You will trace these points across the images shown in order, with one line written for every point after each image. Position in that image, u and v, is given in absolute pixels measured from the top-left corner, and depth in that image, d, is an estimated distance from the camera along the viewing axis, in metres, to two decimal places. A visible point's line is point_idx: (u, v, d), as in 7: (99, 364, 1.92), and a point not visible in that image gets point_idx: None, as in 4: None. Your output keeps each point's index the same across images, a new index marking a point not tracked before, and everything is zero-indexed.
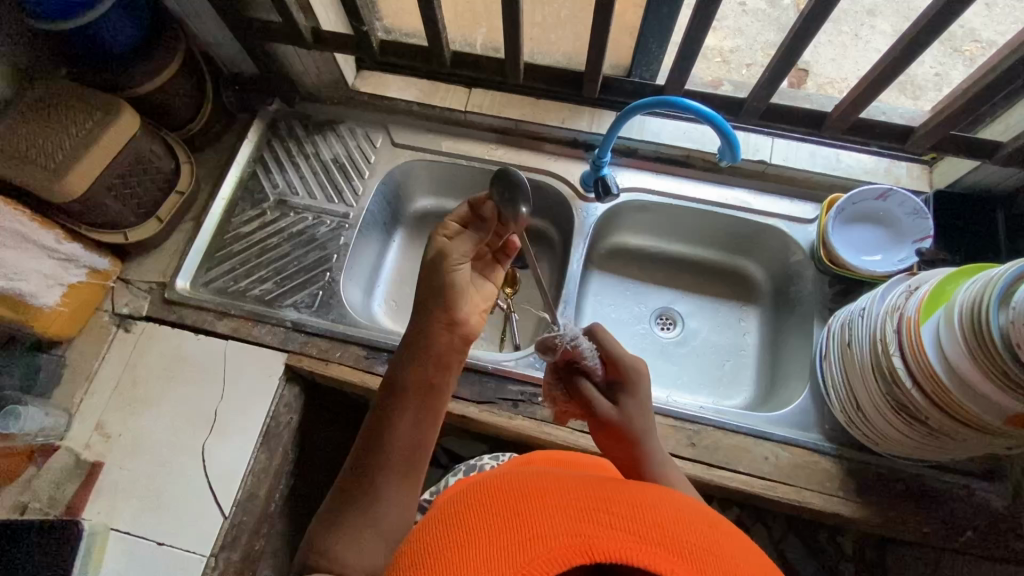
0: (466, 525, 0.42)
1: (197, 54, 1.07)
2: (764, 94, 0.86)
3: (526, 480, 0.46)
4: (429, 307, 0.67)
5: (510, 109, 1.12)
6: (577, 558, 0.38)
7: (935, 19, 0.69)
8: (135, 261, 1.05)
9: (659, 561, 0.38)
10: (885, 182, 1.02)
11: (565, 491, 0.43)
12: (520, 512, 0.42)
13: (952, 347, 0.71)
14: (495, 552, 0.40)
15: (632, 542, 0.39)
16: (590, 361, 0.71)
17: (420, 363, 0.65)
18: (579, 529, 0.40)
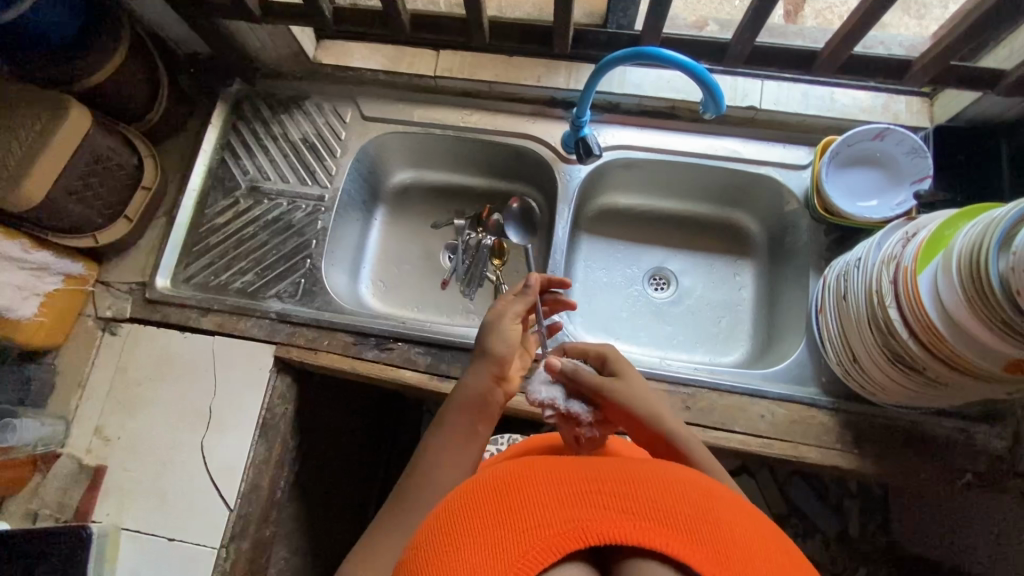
0: (462, 521, 0.43)
1: (144, 36, 1.00)
2: (751, 33, 0.77)
3: (515, 467, 0.47)
4: (484, 359, 0.75)
5: (482, 70, 1.06)
6: (572, 544, 0.40)
7: None
8: (113, 263, 1.03)
9: (651, 535, 0.40)
10: (883, 120, 0.96)
11: (555, 476, 0.44)
12: (511, 504, 0.42)
13: (950, 297, 0.68)
14: (491, 545, 0.40)
15: (625, 519, 0.41)
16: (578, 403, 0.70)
17: (461, 412, 0.72)
18: (569, 515, 0.41)
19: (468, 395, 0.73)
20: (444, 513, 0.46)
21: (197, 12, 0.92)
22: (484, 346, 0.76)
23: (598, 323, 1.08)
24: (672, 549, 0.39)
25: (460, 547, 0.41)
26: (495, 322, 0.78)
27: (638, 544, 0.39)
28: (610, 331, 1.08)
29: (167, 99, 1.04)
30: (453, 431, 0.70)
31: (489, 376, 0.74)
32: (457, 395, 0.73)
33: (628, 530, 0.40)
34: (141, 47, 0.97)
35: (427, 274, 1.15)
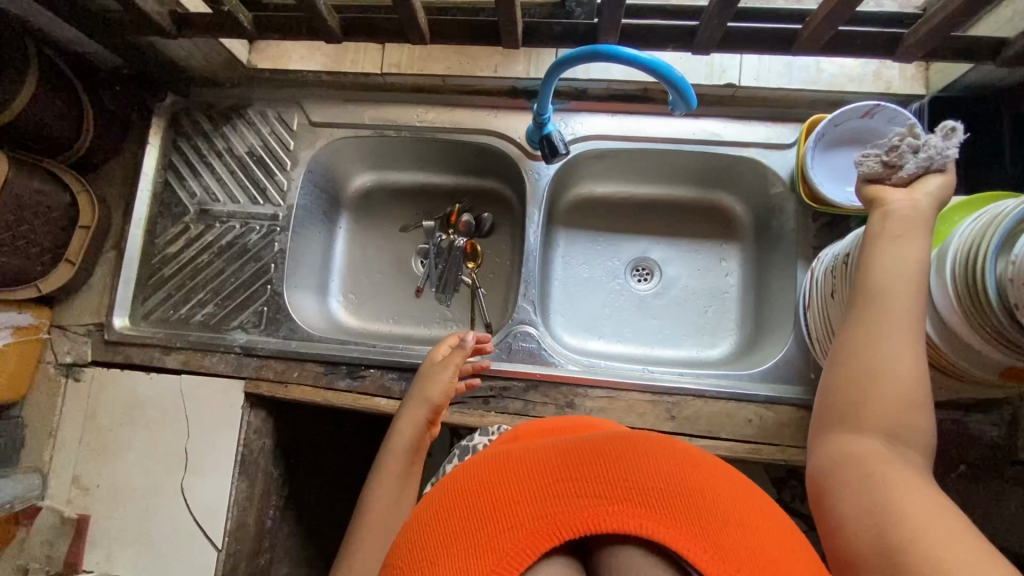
0: (431, 525, 0.40)
1: (55, 57, 0.90)
2: (723, 14, 0.67)
3: (487, 461, 0.43)
4: (413, 415, 0.78)
5: (433, 64, 0.96)
6: (546, 542, 0.37)
7: None
8: (66, 305, 0.99)
9: (626, 518, 0.37)
10: (874, 90, 0.87)
11: (524, 469, 0.40)
12: (480, 504, 0.39)
13: (944, 304, 0.64)
14: (460, 551, 0.37)
15: (600, 506, 0.37)
16: (932, 163, 0.57)
17: (394, 464, 0.75)
18: (540, 511, 0.37)
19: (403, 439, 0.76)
20: (414, 518, 0.42)
21: (104, 28, 0.82)
22: (415, 402, 0.79)
23: (580, 323, 1.04)
24: (648, 530, 0.36)
25: (426, 549, 0.38)
26: (428, 369, 0.82)
27: (616, 530, 0.36)
28: (594, 329, 1.03)
29: (95, 125, 0.96)
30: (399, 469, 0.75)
31: (423, 419, 0.78)
32: (389, 446, 0.76)
33: (602, 518, 0.37)
34: (56, 70, 0.88)
35: (399, 282, 1.09)
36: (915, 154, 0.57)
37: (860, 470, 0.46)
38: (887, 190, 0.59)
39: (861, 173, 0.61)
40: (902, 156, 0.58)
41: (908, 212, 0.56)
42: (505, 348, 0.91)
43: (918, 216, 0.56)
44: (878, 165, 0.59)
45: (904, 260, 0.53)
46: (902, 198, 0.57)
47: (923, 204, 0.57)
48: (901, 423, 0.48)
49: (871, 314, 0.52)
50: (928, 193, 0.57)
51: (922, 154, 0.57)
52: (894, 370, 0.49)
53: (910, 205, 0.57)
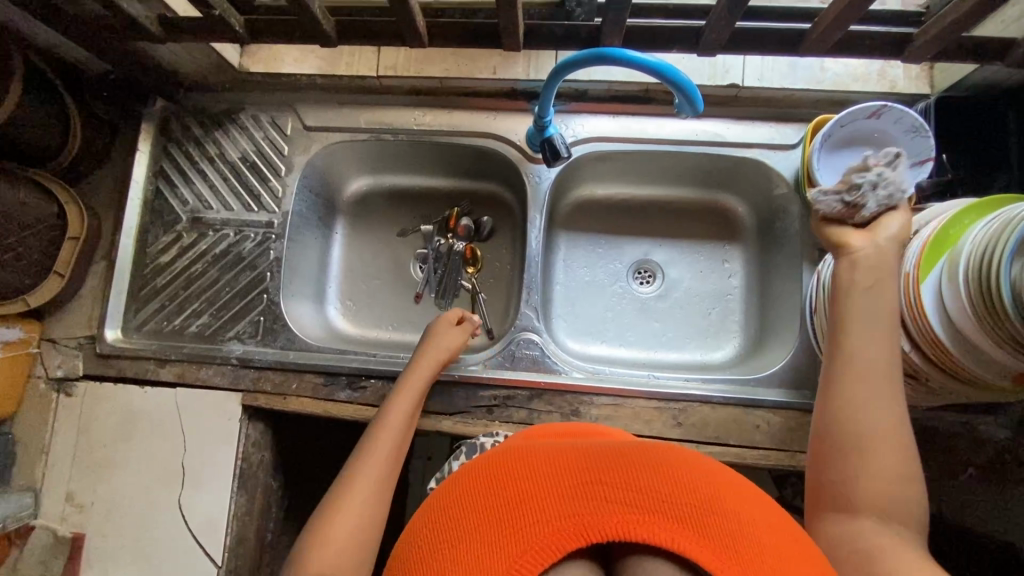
0: (450, 516, 0.39)
1: (40, 63, 0.87)
2: (730, 16, 0.66)
3: (517, 454, 0.42)
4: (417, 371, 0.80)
5: (431, 67, 0.94)
6: (572, 543, 0.35)
7: None
8: (56, 318, 0.96)
9: (658, 530, 0.35)
10: (879, 90, 0.86)
11: (552, 468, 0.39)
12: (506, 498, 0.38)
13: (957, 310, 0.63)
14: (483, 543, 0.36)
15: (629, 513, 0.35)
16: (892, 198, 0.60)
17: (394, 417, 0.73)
18: (568, 509, 0.36)
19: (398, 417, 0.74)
20: (430, 506, 0.41)
21: (89, 32, 0.80)
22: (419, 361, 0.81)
23: (582, 326, 1.02)
24: (679, 545, 0.34)
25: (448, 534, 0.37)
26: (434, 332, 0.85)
27: (644, 540, 0.35)
28: (596, 333, 1.02)
29: (82, 132, 0.93)
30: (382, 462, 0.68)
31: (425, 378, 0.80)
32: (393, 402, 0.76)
33: (632, 526, 0.35)
34: (40, 76, 0.86)
35: (397, 288, 1.07)
36: (873, 193, 0.60)
37: (855, 548, 0.47)
38: (850, 233, 0.61)
39: (822, 212, 0.63)
40: (862, 195, 0.60)
41: (873, 258, 0.58)
42: (508, 356, 0.89)
43: (880, 262, 0.58)
44: (839, 205, 0.61)
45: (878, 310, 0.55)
46: (864, 244, 0.60)
47: (885, 247, 0.59)
48: (891, 496, 0.49)
49: (852, 380, 0.53)
50: (888, 235, 0.60)
51: (879, 192, 0.60)
52: (878, 434, 0.50)
53: (874, 249, 0.59)
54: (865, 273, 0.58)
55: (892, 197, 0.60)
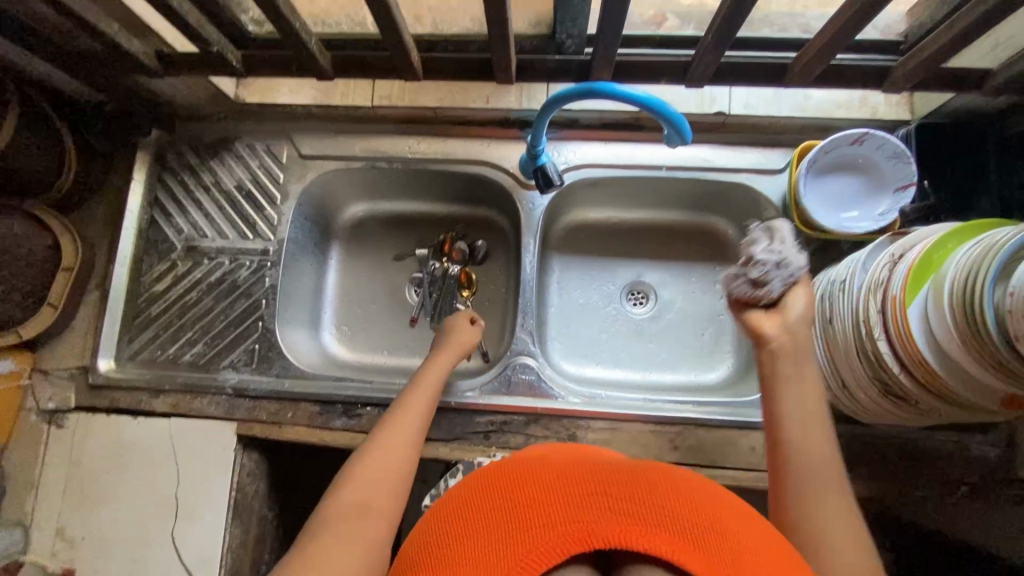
0: (458, 517, 0.39)
1: (36, 96, 0.88)
2: (716, 52, 0.70)
3: (525, 464, 0.42)
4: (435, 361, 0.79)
5: (425, 96, 0.97)
6: (575, 547, 0.35)
7: None
8: (49, 349, 0.96)
9: (661, 544, 0.34)
10: (861, 117, 0.89)
11: (560, 476, 0.39)
12: (514, 500, 0.38)
13: (944, 334, 0.64)
14: (488, 541, 0.36)
15: (633, 524, 0.36)
16: (792, 275, 0.62)
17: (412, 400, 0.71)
18: (572, 514, 0.36)
19: (418, 398, 0.72)
20: (438, 509, 0.42)
21: (87, 67, 0.81)
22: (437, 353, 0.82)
23: (577, 349, 1.03)
24: (682, 561, 0.34)
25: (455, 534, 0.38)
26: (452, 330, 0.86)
27: (645, 552, 0.34)
28: (591, 355, 1.02)
29: (76, 164, 0.94)
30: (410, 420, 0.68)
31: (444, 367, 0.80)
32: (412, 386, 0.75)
33: (635, 537, 0.35)
34: (35, 110, 0.86)
35: (393, 313, 1.07)
36: (775, 273, 0.62)
37: None
38: (764, 319, 0.63)
39: (734, 295, 0.64)
40: (768, 276, 0.62)
41: (790, 347, 0.61)
42: (504, 382, 0.89)
43: (797, 349, 0.61)
44: (747, 290, 0.63)
45: (805, 407, 0.57)
46: (778, 327, 0.62)
47: (797, 333, 0.61)
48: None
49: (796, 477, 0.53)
50: (795, 313, 0.62)
51: (781, 272, 0.62)
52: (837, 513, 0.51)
53: (788, 337, 0.61)
54: (783, 361, 0.60)
55: (791, 274, 0.62)
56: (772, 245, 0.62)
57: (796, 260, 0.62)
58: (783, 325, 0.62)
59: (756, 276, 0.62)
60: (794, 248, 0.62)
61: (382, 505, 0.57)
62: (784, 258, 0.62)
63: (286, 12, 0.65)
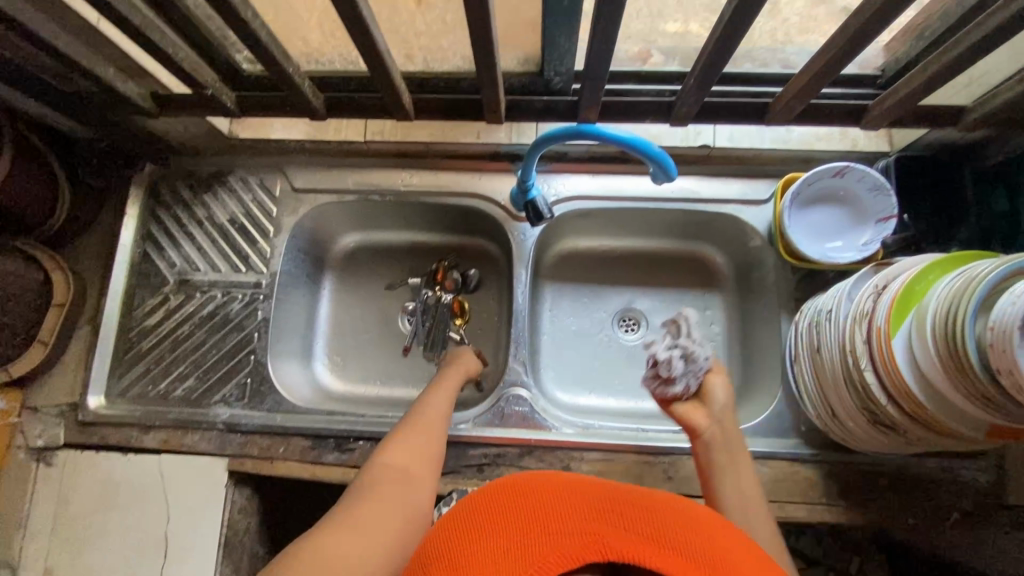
0: (484, 519, 0.43)
1: (31, 134, 0.88)
2: (698, 93, 0.74)
3: (546, 481, 0.47)
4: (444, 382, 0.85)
5: (416, 133, 1.02)
6: (592, 556, 0.38)
7: (885, 8, 0.55)
8: (38, 385, 0.95)
9: (667, 562, 0.38)
10: (841, 149, 0.92)
11: (579, 497, 0.44)
12: (537, 511, 0.42)
13: (929, 365, 0.65)
14: (511, 546, 0.39)
15: (643, 544, 0.40)
16: (700, 367, 0.74)
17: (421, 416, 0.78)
18: (590, 529, 0.40)
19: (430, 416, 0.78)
20: (460, 510, 0.46)
21: (84, 108, 0.82)
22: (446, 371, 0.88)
23: (570, 376, 1.03)
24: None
25: (477, 536, 0.41)
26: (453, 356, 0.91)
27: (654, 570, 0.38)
28: (584, 384, 1.03)
29: (70, 200, 0.94)
30: (435, 411, 0.80)
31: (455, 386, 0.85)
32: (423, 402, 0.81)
33: (645, 554, 0.39)
34: (30, 149, 0.87)
35: (386, 342, 1.07)
36: (685, 373, 0.74)
37: None
38: (692, 412, 0.75)
39: (656, 389, 0.76)
40: (679, 376, 0.74)
41: (719, 437, 0.73)
42: (497, 414, 0.89)
43: (724, 435, 0.73)
44: (665, 388, 0.75)
45: (739, 488, 0.69)
46: (701, 417, 0.74)
47: (719, 422, 0.74)
48: None
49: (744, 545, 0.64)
50: (712, 401, 0.75)
51: (689, 368, 0.74)
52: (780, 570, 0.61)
53: (713, 426, 0.74)
54: (713, 446, 0.73)
55: (700, 367, 0.74)
56: (676, 347, 0.73)
57: (700, 357, 0.74)
58: (706, 414, 0.74)
59: (667, 377, 0.74)
60: (695, 344, 0.73)
61: (418, 473, 0.70)
62: (688, 356, 0.73)
63: (280, 59, 0.67)
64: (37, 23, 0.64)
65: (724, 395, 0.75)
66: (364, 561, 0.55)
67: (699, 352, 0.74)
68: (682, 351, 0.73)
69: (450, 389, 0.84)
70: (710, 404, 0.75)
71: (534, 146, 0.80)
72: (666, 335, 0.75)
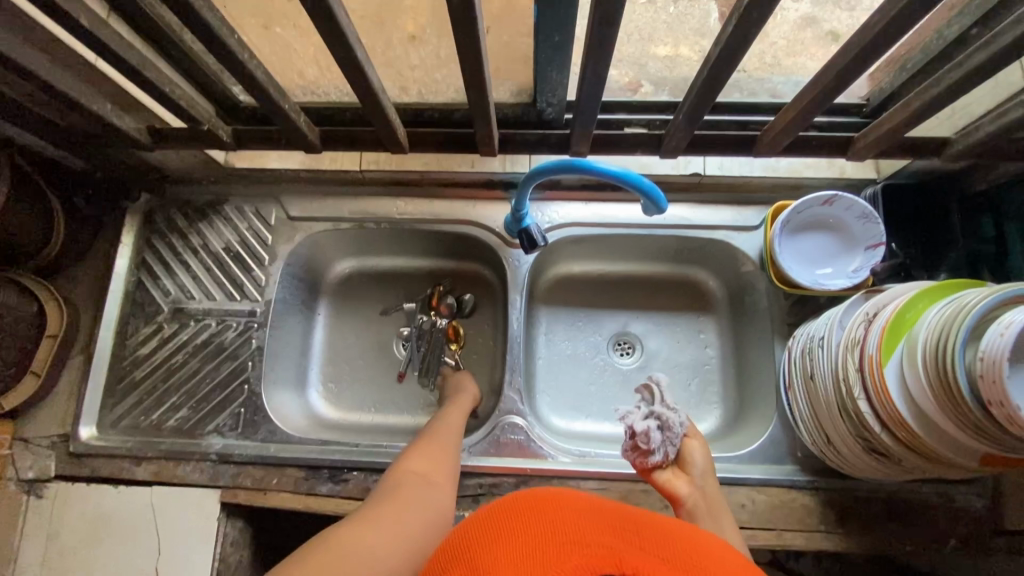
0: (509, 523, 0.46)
1: (28, 166, 0.89)
2: (686, 129, 0.76)
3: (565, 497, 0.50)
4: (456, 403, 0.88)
5: (411, 160, 1.00)
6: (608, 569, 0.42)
7: (866, 49, 0.57)
8: (29, 416, 0.94)
9: None
10: (829, 176, 0.94)
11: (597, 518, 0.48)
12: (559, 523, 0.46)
13: (920, 394, 0.65)
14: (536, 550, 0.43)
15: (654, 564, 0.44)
16: (677, 435, 0.76)
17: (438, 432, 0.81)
18: (608, 546, 0.44)
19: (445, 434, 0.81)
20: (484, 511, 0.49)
21: (82, 142, 0.83)
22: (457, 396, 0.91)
23: (565, 402, 1.03)
24: None
25: (500, 545, 0.44)
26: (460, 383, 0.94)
27: None
28: (580, 409, 1.02)
29: (66, 231, 0.95)
30: (450, 426, 0.83)
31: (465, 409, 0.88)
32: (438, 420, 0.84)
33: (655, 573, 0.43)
34: (27, 181, 0.87)
35: (381, 369, 1.06)
36: (664, 441, 0.75)
37: None
38: (673, 481, 0.76)
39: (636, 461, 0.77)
40: (658, 445, 0.75)
41: (702, 503, 0.74)
42: (493, 442, 0.89)
43: (709, 501, 0.74)
44: (646, 459, 0.76)
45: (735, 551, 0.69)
46: (683, 484, 0.76)
47: (700, 489, 0.75)
48: None
49: None
50: (692, 467, 0.77)
51: (666, 437, 0.76)
52: None
53: (697, 493, 0.75)
54: (701, 512, 0.73)
55: (677, 435, 0.76)
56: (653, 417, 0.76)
57: (676, 424, 0.76)
58: (687, 481, 0.76)
59: (647, 448, 0.75)
60: (669, 411, 0.76)
61: (437, 478, 0.72)
62: (663, 425, 0.76)
63: (276, 96, 0.68)
64: (34, 62, 0.65)
65: (703, 461, 0.77)
66: (391, 549, 0.57)
67: (674, 420, 0.76)
68: (658, 420, 0.76)
69: (461, 411, 0.87)
70: (691, 471, 0.76)
71: (527, 179, 0.82)
72: (640, 405, 0.78)
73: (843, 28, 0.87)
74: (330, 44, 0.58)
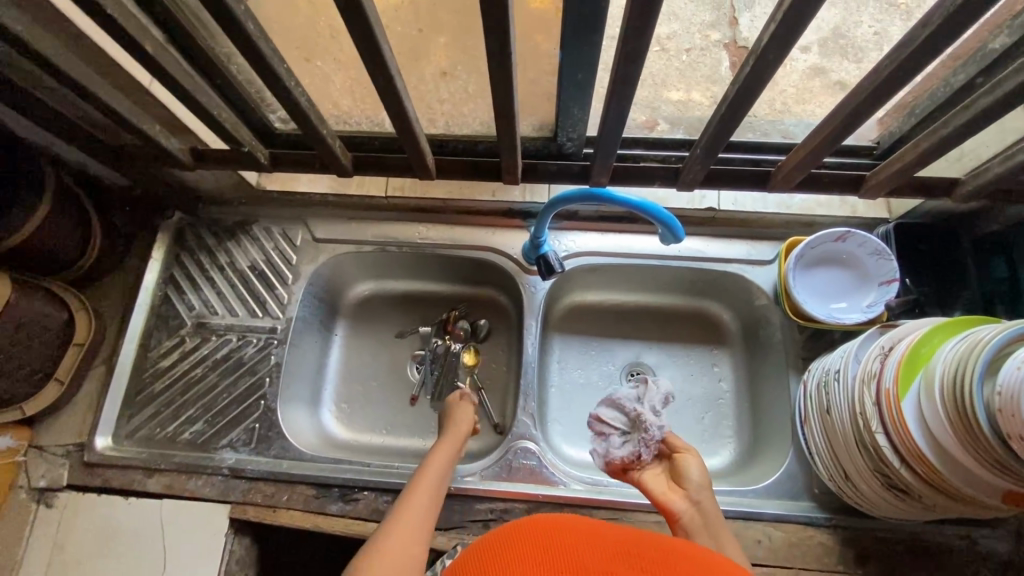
0: (523, 539, 0.51)
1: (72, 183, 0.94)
2: (703, 162, 0.79)
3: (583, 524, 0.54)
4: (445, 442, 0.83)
5: (437, 189, 1.06)
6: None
7: (874, 93, 0.60)
8: (48, 423, 0.96)
9: None
10: (841, 215, 0.96)
11: (605, 542, 0.51)
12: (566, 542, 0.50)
13: (939, 428, 0.65)
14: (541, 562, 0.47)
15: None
16: (656, 438, 0.76)
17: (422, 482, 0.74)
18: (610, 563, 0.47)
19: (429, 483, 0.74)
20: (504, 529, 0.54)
21: (123, 162, 0.87)
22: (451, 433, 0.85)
23: (578, 431, 1.02)
24: None
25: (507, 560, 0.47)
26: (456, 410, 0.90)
27: None
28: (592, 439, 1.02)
29: (100, 245, 0.99)
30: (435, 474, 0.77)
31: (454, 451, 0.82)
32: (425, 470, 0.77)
33: None
34: (70, 195, 0.92)
35: (394, 390, 1.07)
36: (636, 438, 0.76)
37: None
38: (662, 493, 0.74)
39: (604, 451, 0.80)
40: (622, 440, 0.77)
41: (699, 521, 0.70)
42: (505, 466, 0.89)
43: (707, 518, 0.70)
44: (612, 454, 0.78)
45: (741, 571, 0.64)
46: (678, 499, 0.73)
47: (696, 504, 0.72)
48: None
49: None
50: (686, 481, 0.73)
51: (642, 436, 0.76)
52: None
53: (692, 510, 0.71)
54: (700, 531, 0.69)
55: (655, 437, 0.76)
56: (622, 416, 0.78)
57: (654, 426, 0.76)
58: (680, 496, 0.73)
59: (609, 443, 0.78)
60: (645, 410, 0.76)
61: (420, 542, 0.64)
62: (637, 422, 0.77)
63: (316, 122, 0.72)
64: (94, 84, 0.70)
65: (698, 476, 0.74)
66: None
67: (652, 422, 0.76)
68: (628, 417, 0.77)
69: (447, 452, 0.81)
70: (682, 484, 0.73)
71: (549, 206, 0.84)
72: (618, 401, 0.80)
73: (851, 77, 0.93)
74: (371, 73, 0.63)
